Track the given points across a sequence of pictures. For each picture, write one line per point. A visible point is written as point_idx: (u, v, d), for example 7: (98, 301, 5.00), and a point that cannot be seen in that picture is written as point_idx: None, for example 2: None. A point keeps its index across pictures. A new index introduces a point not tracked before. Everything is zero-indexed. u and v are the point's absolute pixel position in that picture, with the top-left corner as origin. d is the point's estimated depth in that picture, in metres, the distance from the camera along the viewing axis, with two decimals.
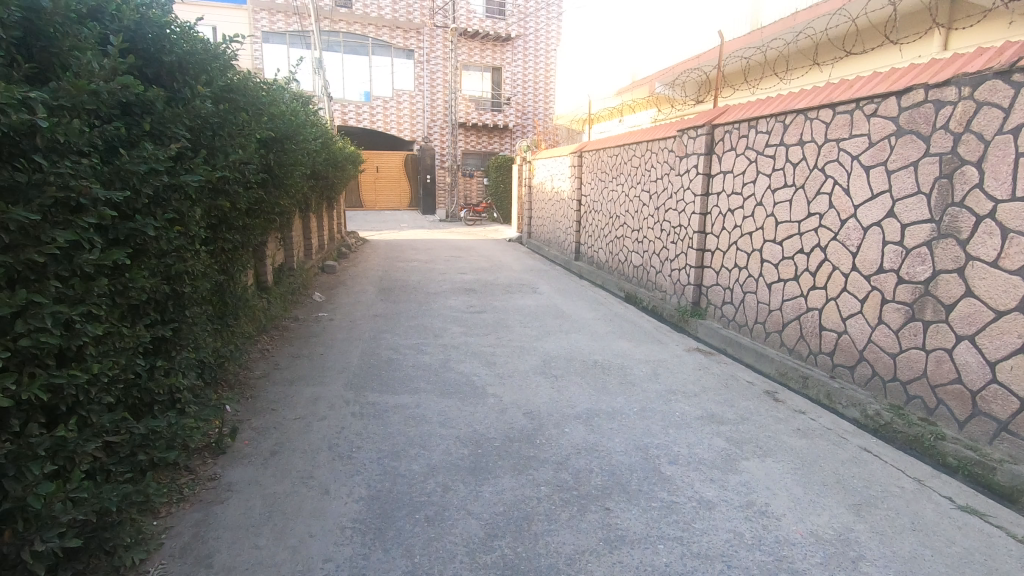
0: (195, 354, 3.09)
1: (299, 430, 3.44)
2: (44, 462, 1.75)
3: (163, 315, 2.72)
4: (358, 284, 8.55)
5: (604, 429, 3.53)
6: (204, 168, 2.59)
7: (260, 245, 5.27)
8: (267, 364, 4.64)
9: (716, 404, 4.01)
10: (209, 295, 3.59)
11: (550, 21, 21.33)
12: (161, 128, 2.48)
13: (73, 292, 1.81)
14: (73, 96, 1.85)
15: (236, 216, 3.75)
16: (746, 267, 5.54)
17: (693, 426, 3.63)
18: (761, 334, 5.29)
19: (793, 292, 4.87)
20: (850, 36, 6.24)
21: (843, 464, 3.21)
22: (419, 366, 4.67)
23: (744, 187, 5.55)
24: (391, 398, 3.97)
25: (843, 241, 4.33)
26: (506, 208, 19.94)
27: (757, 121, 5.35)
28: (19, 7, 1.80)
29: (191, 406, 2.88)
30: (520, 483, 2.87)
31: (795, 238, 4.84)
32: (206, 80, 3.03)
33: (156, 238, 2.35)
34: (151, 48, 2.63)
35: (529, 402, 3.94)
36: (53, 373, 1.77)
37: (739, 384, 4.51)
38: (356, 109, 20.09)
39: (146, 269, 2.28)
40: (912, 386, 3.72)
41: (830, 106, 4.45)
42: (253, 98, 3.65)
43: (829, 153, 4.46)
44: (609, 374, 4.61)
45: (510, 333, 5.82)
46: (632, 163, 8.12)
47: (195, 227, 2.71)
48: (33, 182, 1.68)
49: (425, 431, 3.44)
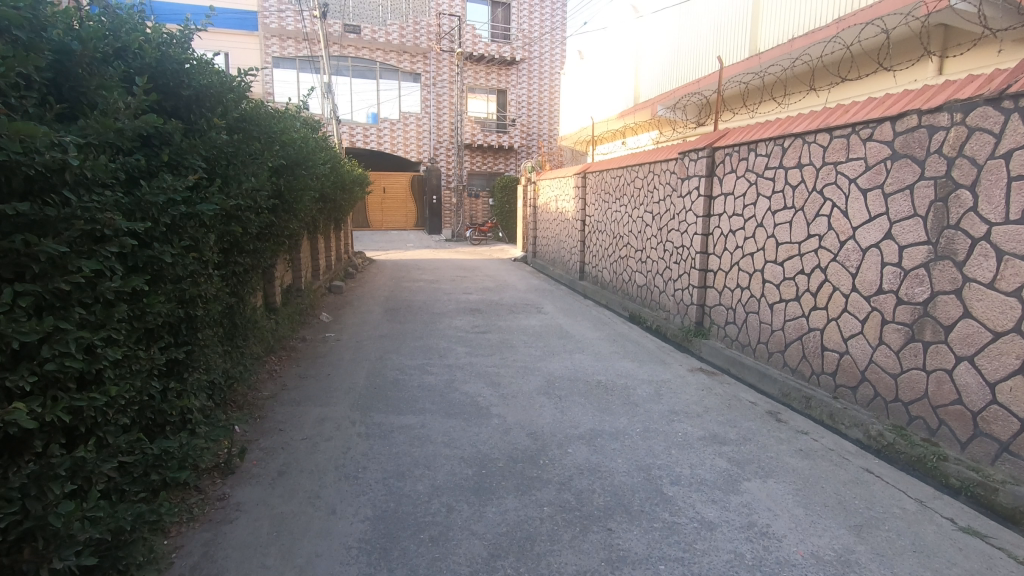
0: (206, 375, 3.18)
1: (306, 450, 3.50)
2: (64, 481, 1.82)
3: (177, 338, 2.83)
4: (364, 305, 8.65)
5: (607, 450, 3.56)
6: (219, 198, 2.71)
7: (270, 267, 5.38)
8: (275, 385, 4.71)
9: (718, 424, 4.04)
10: (220, 317, 3.69)
11: (554, 46, 21.80)
12: (179, 159, 2.60)
13: (95, 318, 1.90)
14: (100, 134, 1.96)
15: (247, 240, 3.87)
16: (748, 287, 5.59)
17: (695, 446, 3.66)
18: (764, 354, 5.32)
19: (795, 312, 4.92)
20: (845, 63, 6.38)
21: (845, 485, 3.22)
22: (425, 387, 4.73)
23: (745, 209, 5.64)
24: (397, 418, 4.03)
25: (843, 262, 4.39)
26: (512, 227, 20.13)
27: (756, 144, 5.46)
28: (50, 50, 1.96)
29: (202, 426, 2.97)
30: (523, 503, 2.91)
31: (796, 260, 4.90)
32: (222, 112, 3.18)
33: (172, 265, 2.45)
34: (170, 83, 2.76)
35: (532, 422, 3.99)
36: (73, 397, 1.84)
37: (742, 404, 4.53)
38: (364, 131, 20.32)
39: (162, 295, 2.37)
40: (914, 407, 3.74)
41: (827, 131, 4.54)
42: (265, 127, 3.77)
43: (827, 176, 4.54)
44: (612, 395, 4.64)
45: (514, 354, 5.88)
46: (635, 184, 8.25)
47: (209, 253, 2.82)
48: (62, 217, 1.77)
49: (430, 452, 3.50)
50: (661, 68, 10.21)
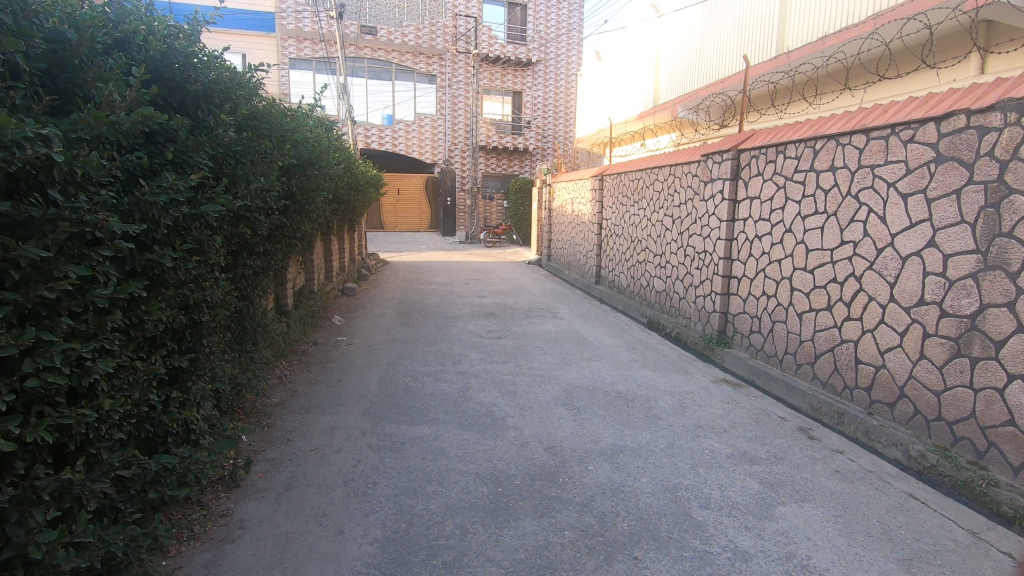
0: (211, 384, 3.06)
1: (314, 463, 3.34)
2: (48, 506, 1.69)
3: (180, 344, 2.71)
4: (377, 307, 8.52)
5: (629, 468, 3.36)
6: (225, 199, 2.56)
7: (281, 269, 5.26)
8: (284, 391, 4.57)
9: (747, 441, 3.82)
10: (228, 321, 3.58)
11: (570, 47, 21.63)
12: (183, 157, 2.48)
13: (85, 327, 1.76)
14: (93, 128, 1.82)
15: (257, 242, 3.75)
16: (774, 295, 5.36)
17: (723, 465, 3.45)
18: (792, 366, 5.08)
19: (826, 322, 4.68)
20: (884, 61, 6.11)
21: (889, 511, 2.99)
22: (438, 395, 4.56)
23: (772, 213, 5.41)
24: (409, 429, 3.86)
25: (880, 271, 4.14)
26: (527, 230, 19.94)
27: (785, 146, 5.23)
28: (43, 39, 1.84)
29: (205, 437, 2.85)
30: (543, 526, 2.72)
31: (827, 267, 4.67)
32: (230, 109, 3.04)
33: (174, 268, 2.31)
34: (176, 78, 2.64)
35: (551, 436, 3.80)
36: (60, 414, 1.71)
37: (771, 419, 4.30)
38: (378, 132, 20.27)
39: (162, 301, 2.24)
40: (959, 427, 3.50)
41: (863, 132, 4.31)
42: (276, 125, 3.64)
43: (863, 179, 4.30)
44: (633, 407, 4.44)
45: (530, 361, 5.70)
46: (654, 187, 8.03)
47: (215, 256, 2.67)
48: (48, 218, 1.64)
49: (443, 466, 3.33)
50: (683, 68, 9.97)
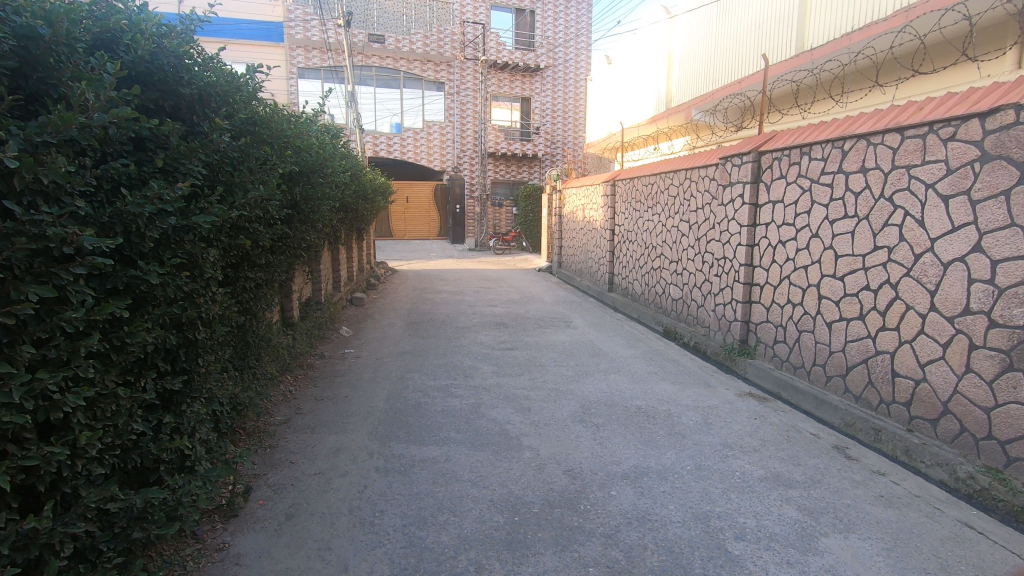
0: (209, 406, 2.88)
1: (318, 489, 3.14)
2: (7, 559, 1.56)
3: (173, 365, 2.55)
4: (386, 318, 8.33)
5: (655, 493, 3.13)
6: (219, 208, 2.36)
7: (285, 280, 5.09)
8: (288, 409, 4.38)
9: (780, 462, 3.57)
10: (227, 337, 3.41)
11: (579, 53, 21.55)
12: (174, 165, 2.32)
13: (55, 354, 1.59)
14: (61, 131, 1.64)
15: (259, 254, 3.60)
16: (801, 304, 5.10)
17: (757, 490, 3.20)
18: (822, 378, 4.81)
19: (859, 333, 4.41)
20: (918, 55, 5.84)
21: (944, 543, 2.73)
22: (449, 412, 4.34)
23: (797, 218, 5.16)
24: (418, 450, 3.65)
25: (919, 278, 3.88)
26: (537, 237, 19.76)
27: (810, 147, 4.98)
28: (11, 36, 1.67)
29: (201, 463, 2.67)
30: (564, 562, 2.49)
31: (859, 274, 4.40)
32: (227, 113, 2.87)
33: (162, 285, 2.11)
34: (168, 80, 2.46)
35: (569, 457, 3.56)
36: (24, 454, 1.55)
37: (803, 437, 4.03)
38: (387, 140, 20.17)
39: (149, 321, 2.06)
40: (1014, 447, 3.22)
41: (897, 131, 4.06)
42: (277, 129, 3.47)
43: (898, 181, 4.05)
44: (655, 424, 4.20)
45: (544, 374, 5.47)
46: (669, 192, 7.80)
47: (210, 270, 2.48)
48: (5, 234, 1.48)
49: (456, 492, 3.11)
50: (698, 69, 9.75)
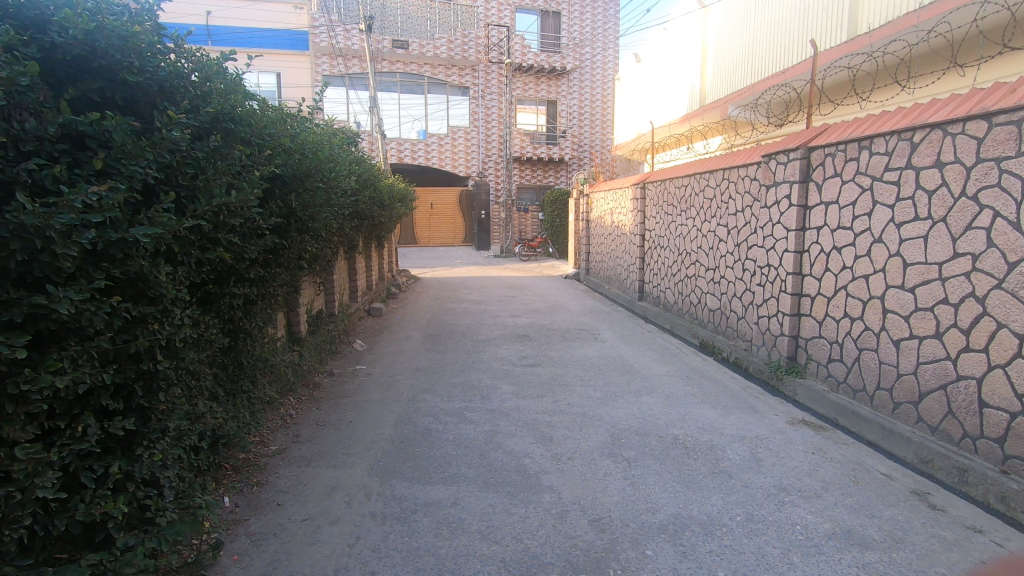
0: (183, 443, 2.47)
1: (302, 541, 2.70)
2: None
3: (128, 404, 2.11)
4: (403, 330, 7.95)
5: (700, 554, 2.60)
6: (168, 217, 1.94)
7: (288, 293, 4.74)
8: (285, 437, 3.99)
9: (849, 512, 2.99)
10: (208, 360, 3.02)
11: (606, 53, 21.01)
12: (114, 165, 1.92)
13: None
14: None
15: (248, 267, 3.22)
16: (861, 318, 4.47)
17: (825, 551, 2.64)
18: (888, 404, 4.17)
19: (934, 354, 3.77)
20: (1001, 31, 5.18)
21: None
22: (461, 442, 3.89)
23: (856, 221, 4.54)
24: (423, 490, 3.20)
25: (1015, 290, 3.25)
26: (565, 242, 19.27)
27: (871, 141, 4.37)
28: None
29: (164, 515, 2.21)
30: None
31: (934, 285, 3.78)
32: (193, 109, 2.49)
33: (83, 316, 1.73)
34: (114, 67, 2.09)
35: (596, 503, 3.05)
36: None
37: (872, 478, 3.43)
38: (412, 147, 19.99)
39: (64, 360, 1.70)
40: None
41: (984, 117, 3.43)
42: (263, 128, 3.09)
43: (985, 176, 3.43)
44: (695, 459, 3.66)
45: (568, 395, 4.96)
46: (704, 194, 7.22)
47: (168, 289, 2.05)
48: None
49: (461, 548, 2.65)
50: (736, 61, 9.13)
